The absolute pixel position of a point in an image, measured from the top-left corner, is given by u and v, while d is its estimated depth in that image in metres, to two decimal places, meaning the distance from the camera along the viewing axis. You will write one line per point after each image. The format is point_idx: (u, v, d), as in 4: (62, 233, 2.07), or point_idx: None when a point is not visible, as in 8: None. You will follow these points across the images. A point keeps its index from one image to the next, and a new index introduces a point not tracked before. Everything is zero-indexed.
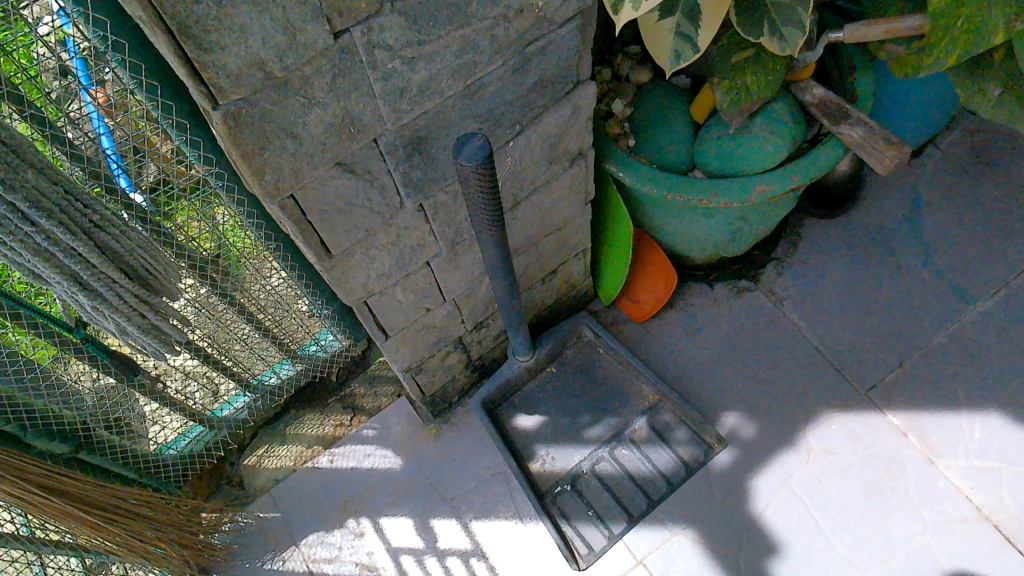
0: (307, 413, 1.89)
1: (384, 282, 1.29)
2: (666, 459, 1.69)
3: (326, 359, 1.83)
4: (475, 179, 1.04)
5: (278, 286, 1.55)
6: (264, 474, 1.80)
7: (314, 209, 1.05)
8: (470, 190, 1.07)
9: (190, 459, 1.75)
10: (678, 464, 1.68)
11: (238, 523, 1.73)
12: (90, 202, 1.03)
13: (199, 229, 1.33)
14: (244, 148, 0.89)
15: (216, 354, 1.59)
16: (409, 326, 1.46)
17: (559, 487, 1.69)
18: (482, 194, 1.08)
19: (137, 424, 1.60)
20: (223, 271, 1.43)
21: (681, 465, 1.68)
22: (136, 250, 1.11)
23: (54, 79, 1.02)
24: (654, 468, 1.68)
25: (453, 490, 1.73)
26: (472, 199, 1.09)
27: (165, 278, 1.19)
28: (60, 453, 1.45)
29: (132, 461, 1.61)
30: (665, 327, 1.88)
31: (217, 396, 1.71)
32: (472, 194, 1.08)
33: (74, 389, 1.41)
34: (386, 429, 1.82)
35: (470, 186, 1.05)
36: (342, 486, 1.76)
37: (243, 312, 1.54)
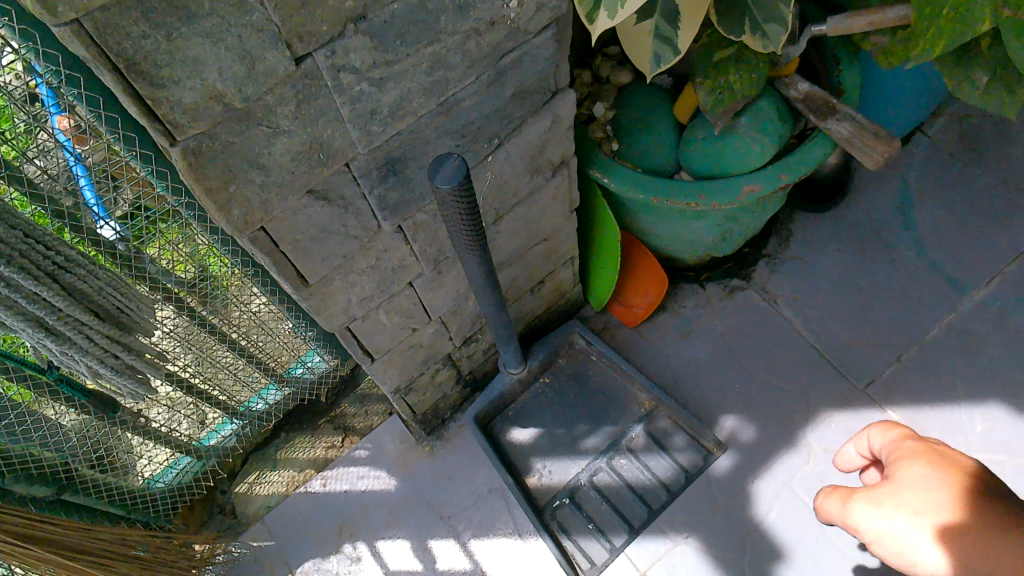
0: (297, 435, 1.85)
1: (366, 306, 1.25)
2: (666, 465, 1.66)
3: (315, 380, 1.79)
4: (455, 195, 0.99)
5: (260, 310, 1.50)
6: (256, 500, 1.76)
7: (288, 239, 1.01)
8: (450, 207, 1.01)
9: (179, 491, 1.71)
10: (678, 470, 1.65)
11: (233, 553, 1.68)
12: (52, 243, 0.97)
13: (180, 254, 1.29)
14: (207, 183, 0.85)
15: (200, 384, 1.54)
16: (396, 347, 1.42)
17: (557, 500, 1.66)
18: (463, 209, 1.03)
19: (122, 459, 1.55)
20: (202, 297, 1.38)
21: (681, 472, 1.65)
22: (105, 289, 1.06)
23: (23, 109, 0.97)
24: (653, 474, 1.65)
25: (450, 508, 1.69)
26: (452, 216, 1.04)
27: (139, 315, 1.14)
28: (42, 497, 1.40)
29: (118, 498, 1.57)
30: (658, 330, 1.85)
31: (203, 425, 1.66)
32: (453, 212, 1.03)
33: (53, 431, 1.35)
34: (379, 448, 1.78)
35: (450, 203, 1.00)
36: (337, 510, 1.72)
37: (225, 339, 1.49)
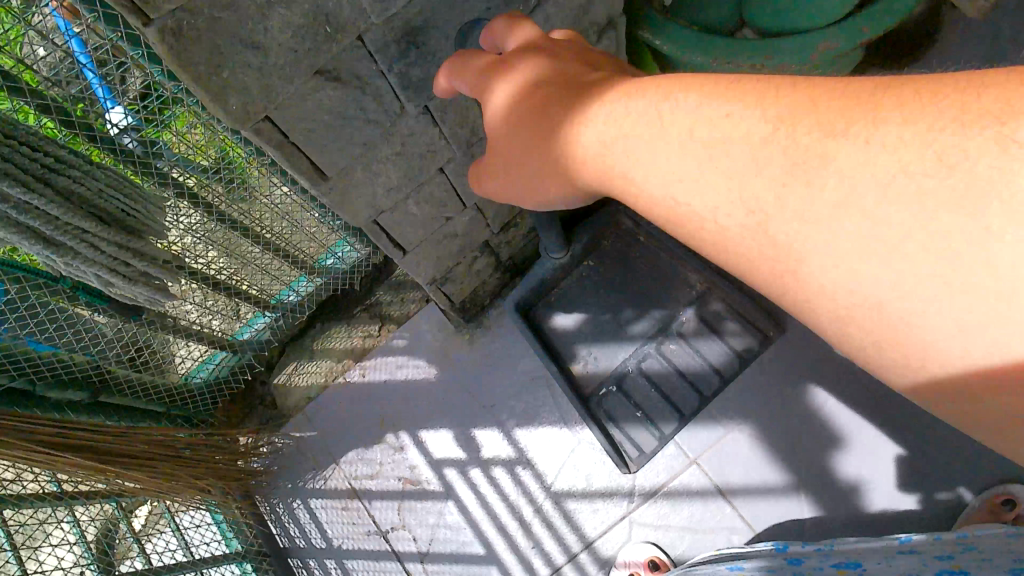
0: (333, 325, 1.79)
1: (393, 198, 1.13)
2: (719, 349, 1.53)
3: (346, 270, 1.70)
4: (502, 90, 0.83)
5: (284, 201, 1.39)
6: (296, 392, 1.74)
7: (298, 129, 0.88)
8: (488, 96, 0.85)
9: (213, 387, 1.69)
10: (731, 355, 1.53)
11: (276, 445, 1.69)
12: (38, 143, 0.87)
13: (197, 139, 1.13)
14: (196, 69, 0.72)
15: (225, 280, 1.47)
16: (428, 238, 1.31)
17: (603, 388, 1.56)
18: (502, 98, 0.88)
19: (156, 359, 1.50)
20: (224, 182, 1.26)
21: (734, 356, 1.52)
22: (106, 193, 0.96)
23: None
24: (704, 358, 1.53)
25: (493, 398, 1.65)
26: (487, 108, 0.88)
27: (148, 217, 1.06)
28: (77, 401, 1.38)
29: (156, 396, 1.55)
30: None
31: (238, 318, 1.60)
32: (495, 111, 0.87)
33: (83, 333, 1.29)
34: (417, 338, 1.72)
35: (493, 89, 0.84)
36: (378, 401, 1.69)
37: (247, 233, 1.40)
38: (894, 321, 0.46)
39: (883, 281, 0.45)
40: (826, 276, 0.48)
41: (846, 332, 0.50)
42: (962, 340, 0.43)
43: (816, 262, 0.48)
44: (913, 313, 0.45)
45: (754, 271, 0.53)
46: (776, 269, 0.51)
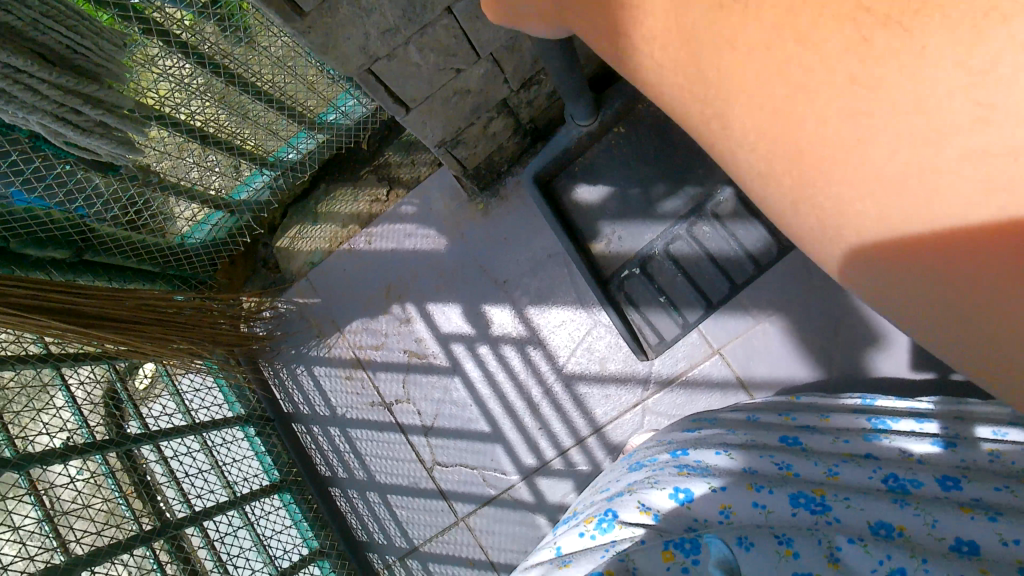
0: (338, 186, 1.66)
1: (389, 42, 0.96)
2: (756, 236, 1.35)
3: (352, 127, 1.55)
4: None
5: (277, 45, 1.23)
6: (299, 257, 1.65)
7: None
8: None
9: (214, 246, 1.60)
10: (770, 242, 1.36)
11: (279, 310, 1.62)
12: None
13: None
14: None
15: (216, 134, 1.33)
16: (435, 94, 1.15)
17: (625, 271, 1.42)
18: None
19: (147, 218, 1.40)
20: (219, 26, 1.13)
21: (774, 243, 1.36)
22: (47, 24, 0.81)
23: None
24: (738, 244, 1.36)
25: (506, 273, 1.53)
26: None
27: (103, 57, 0.91)
28: (62, 260, 1.30)
29: (149, 255, 1.47)
30: None
31: (237, 176, 1.48)
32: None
33: (59, 181, 1.16)
34: (428, 206, 1.58)
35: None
36: (384, 270, 1.59)
37: (242, 84, 1.25)
38: (818, 165, 0.26)
39: (794, 91, 0.25)
40: (719, 80, 0.27)
41: (761, 182, 0.30)
42: (927, 189, 0.23)
43: (741, 77, 0.26)
44: (858, 151, 0.24)
45: (654, 92, 0.32)
46: (688, 101, 0.30)
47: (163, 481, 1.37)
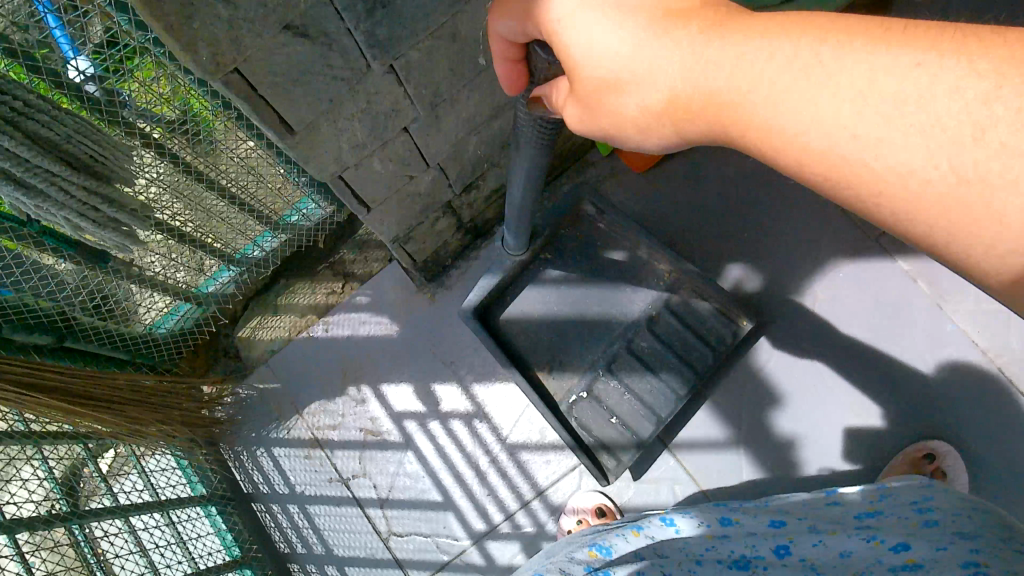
0: (296, 281, 1.82)
1: (358, 154, 1.17)
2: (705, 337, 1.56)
3: (311, 227, 1.73)
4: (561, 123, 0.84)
5: (249, 155, 1.40)
6: (259, 346, 1.78)
7: (266, 81, 0.91)
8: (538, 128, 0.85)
9: (180, 336, 1.72)
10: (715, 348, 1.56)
11: (239, 395, 1.74)
12: (7, 85, 0.88)
13: (164, 88, 1.15)
14: (168, 19, 0.75)
15: (194, 232, 1.49)
16: (392, 196, 1.35)
17: (586, 364, 1.60)
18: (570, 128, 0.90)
19: (123, 308, 1.52)
20: (188, 137, 1.28)
21: (709, 350, 1.55)
22: (74, 138, 0.98)
23: None
24: (690, 341, 1.56)
25: (453, 354, 1.70)
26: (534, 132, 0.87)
27: (114, 164, 1.08)
28: (45, 346, 1.41)
29: (121, 344, 1.58)
30: (667, 176, 1.76)
31: (201, 272, 1.61)
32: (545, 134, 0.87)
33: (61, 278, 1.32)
34: (380, 296, 1.77)
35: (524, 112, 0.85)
36: (340, 354, 1.74)
37: (213, 186, 1.42)
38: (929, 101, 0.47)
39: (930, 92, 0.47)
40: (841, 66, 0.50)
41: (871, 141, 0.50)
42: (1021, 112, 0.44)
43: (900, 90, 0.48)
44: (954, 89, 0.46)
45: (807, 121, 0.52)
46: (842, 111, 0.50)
47: (132, 552, 1.45)
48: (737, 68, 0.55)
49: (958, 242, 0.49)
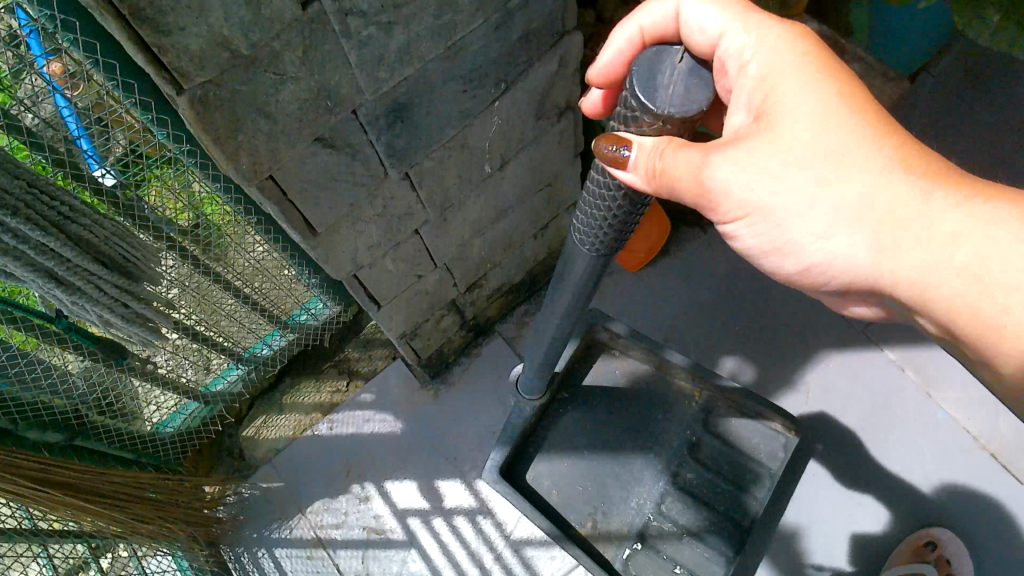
0: (302, 380, 1.85)
1: (372, 254, 1.24)
2: (756, 464, 1.56)
3: (318, 327, 1.78)
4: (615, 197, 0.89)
5: (262, 256, 1.48)
6: (264, 444, 1.79)
7: (295, 187, 0.99)
8: (594, 203, 0.92)
9: (187, 435, 1.74)
10: (765, 471, 1.55)
11: (243, 495, 1.73)
12: (56, 193, 0.96)
13: (175, 202, 1.25)
14: (215, 132, 0.83)
15: (205, 331, 1.54)
16: (402, 294, 1.42)
17: (634, 503, 1.57)
18: (633, 219, 0.93)
19: (131, 406, 1.56)
20: (199, 242, 1.36)
21: (760, 470, 1.55)
22: (112, 240, 1.06)
23: (4, 48, 0.89)
24: (740, 465, 1.57)
25: (456, 449, 1.74)
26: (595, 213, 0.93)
27: (144, 264, 1.14)
28: (56, 443, 1.44)
29: (129, 443, 1.60)
30: (659, 274, 1.85)
31: (209, 371, 1.65)
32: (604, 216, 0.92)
33: (82, 374, 1.40)
34: (384, 392, 1.81)
35: (590, 188, 0.92)
36: (344, 451, 1.76)
37: (227, 285, 1.49)
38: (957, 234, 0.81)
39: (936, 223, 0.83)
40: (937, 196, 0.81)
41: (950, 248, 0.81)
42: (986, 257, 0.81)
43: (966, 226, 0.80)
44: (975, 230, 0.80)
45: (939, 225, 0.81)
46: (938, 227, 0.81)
47: None
48: (920, 192, 0.81)
49: (977, 321, 0.83)
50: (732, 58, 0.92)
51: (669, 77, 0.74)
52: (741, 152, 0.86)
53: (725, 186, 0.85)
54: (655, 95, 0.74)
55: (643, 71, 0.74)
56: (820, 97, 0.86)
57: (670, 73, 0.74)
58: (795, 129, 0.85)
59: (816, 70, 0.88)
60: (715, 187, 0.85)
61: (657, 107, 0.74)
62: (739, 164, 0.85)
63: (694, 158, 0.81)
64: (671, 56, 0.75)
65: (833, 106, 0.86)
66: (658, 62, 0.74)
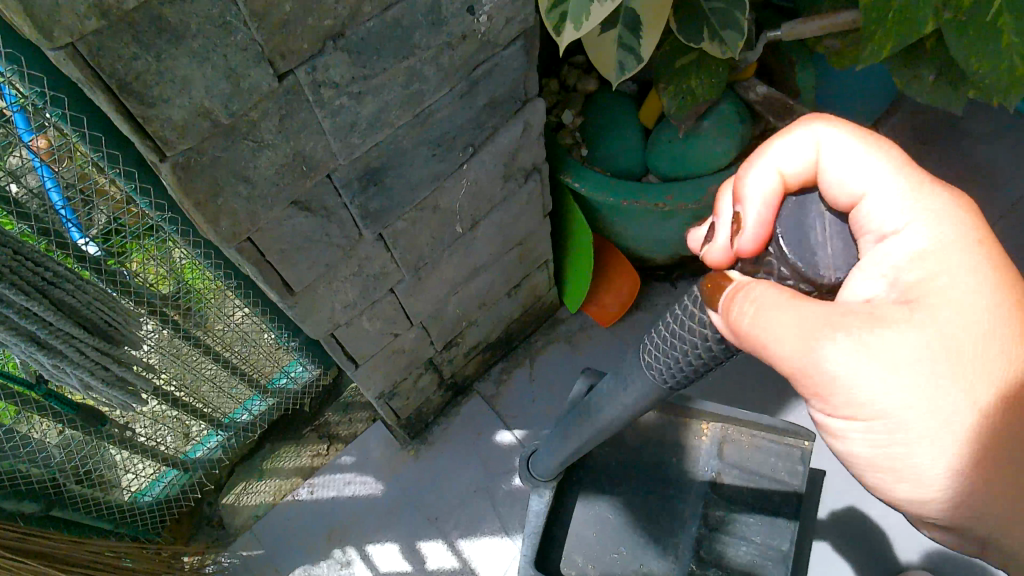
0: (282, 445, 1.86)
1: (349, 313, 1.29)
2: (778, 486, 1.48)
3: (298, 391, 1.80)
4: (701, 334, 0.83)
5: (242, 322, 1.52)
6: (244, 511, 1.78)
7: (273, 248, 1.04)
8: (676, 332, 0.86)
9: (166, 504, 1.72)
10: (790, 492, 1.47)
11: (222, 564, 1.72)
12: (42, 260, 0.99)
13: (157, 272, 1.29)
14: (195, 196, 0.88)
15: (185, 397, 1.56)
16: (379, 353, 1.46)
17: (674, 563, 1.47)
18: (716, 357, 0.87)
19: (109, 474, 1.56)
20: (183, 311, 1.40)
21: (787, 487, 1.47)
22: (94, 304, 1.09)
23: None
24: (764, 492, 1.48)
25: (437, 510, 1.74)
26: (668, 340, 0.87)
27: (126, 328, 1.17)
28: (31, 513, 1.43)
29: (106, 513, 1.59)
30: (632, 329, 1.90)
31: (188, 438, 1.66)
32: (675, 347, 0.86)
33: (62, 443, 1.41)
34: (365, 455, 1.81)
35: (676, 314, 0.87)
36: (325, 517, 1.75)
37: (209, 351, 1.51)
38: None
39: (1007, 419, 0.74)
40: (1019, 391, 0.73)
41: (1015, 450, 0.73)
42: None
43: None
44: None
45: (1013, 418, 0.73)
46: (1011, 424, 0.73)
47: None
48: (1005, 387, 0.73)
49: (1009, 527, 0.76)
50: (876, 224, 0.81)
51: (821, 232, 0.71)
52: (873, 333, 0.73)
53: (833, 365, 0.73)
54: (817, 256, 0.71)
55: (793, 229, 0.71)
56: (972, 289, 0.76)
57: (819, 227, 0.71)
58: (944, 323, 0.74)
59: (973, 260, 0.78)
60: (810, 360, 0.74)
61: (817, 267, 0.71)
62: (877, 351, 0.72)
63: (804, 321, 0.73)
64: (814, 208, 0.72)
65: (988, 308, 0.76)
66: (803, 215, 0.72)
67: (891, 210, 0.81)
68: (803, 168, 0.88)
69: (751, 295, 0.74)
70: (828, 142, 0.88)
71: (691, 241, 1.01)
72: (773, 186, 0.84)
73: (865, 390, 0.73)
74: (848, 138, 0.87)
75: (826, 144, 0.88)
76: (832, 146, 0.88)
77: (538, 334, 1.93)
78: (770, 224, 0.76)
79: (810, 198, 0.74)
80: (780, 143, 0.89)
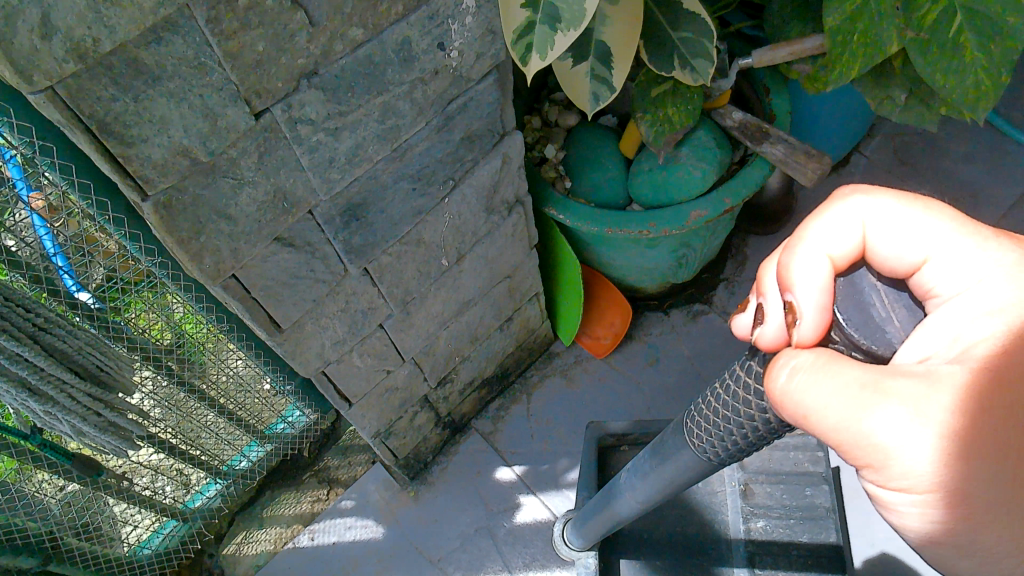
0: (282, 492, 1.84)
1: (339, 350, 1.30)
2: (807, 480, 1.41)
3: (295, 435, 1.80)
4: (758, 405, 0.73)
5: (240, 368, 1.53)
6: (244, 561, 1.76)
7: (258, 284, 1.06)
8: (728, 403, 0.76)
9: (166, 556, 1.72)
10: (819, 482, 1.40)
11: None
12: (32, 306, 1.01)
13: (153, 319, 1.30)
14: (178, 234, 0.91)
15: (182, 445, 1.55)
16: (373, 391, 1.46)
17: None
18: (775, 429, 0.77)
19: (108, 527, 1.56)
20: (180, 360, 1.41)
21: (820, 481, 1.40)
22: (85, 350, 1.10)
23: None
24: (800, 497, 1.39)
25: (439, 551, 1.72)
26: (718, 413, 0.77)
27: (120, 374, 1.19)
28: (29, 569, 1.41)
29: (104, 566, 1.58)
30: (626, 359, 1.91)
31: (188, 487, 1.66)
32: (728, 420, 0.76)
33: (58, 495, 1.41)
34: (364, 498, 1.80)
35: (727, 381, 0.78)
36: (326, 564, 1.74)
37: (205, 398, 1.51)
38: None
39: None
40: None
41: None
42: None
43: None
44: None
45: None
46: None
47: None
48: None
49: None
50: (943, 291, 0.77)
51: (881, 304, 0.63)
52: (931, 400, 0.65)
53: (886, 436, 0.65)
54: (887, 334, 0.62)
55: (853, 311, 0.63)
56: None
57: (877, 299, 0.63)
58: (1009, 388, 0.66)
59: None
60: (859, 431, 0.66)
61: (890, 345, 0.62)
62: (935, 420, 0.64)
63: (853, 389, 0.64)
64: (866, 281, 0.64)
65: None
66: (856, 293, 0.63)
67: (956, 275, 0.77)
68: (852, 249, 0.80)
69: (791, 362, 0.68)
70: (874, 221, 0.81)
71: (739, 330, 0.87)
72: (825, 268, 0.73)
73: (922, 463, 0.65)
74: (896, 213, 0.81)
75: (872, 224, 0.81)
76: (879, 224, 0.81)
77: (534, 368, 1.93)
78: (831, 310, 0.67)
79: (860, 272, 0.66)
80: (818, 225, 0.80)
